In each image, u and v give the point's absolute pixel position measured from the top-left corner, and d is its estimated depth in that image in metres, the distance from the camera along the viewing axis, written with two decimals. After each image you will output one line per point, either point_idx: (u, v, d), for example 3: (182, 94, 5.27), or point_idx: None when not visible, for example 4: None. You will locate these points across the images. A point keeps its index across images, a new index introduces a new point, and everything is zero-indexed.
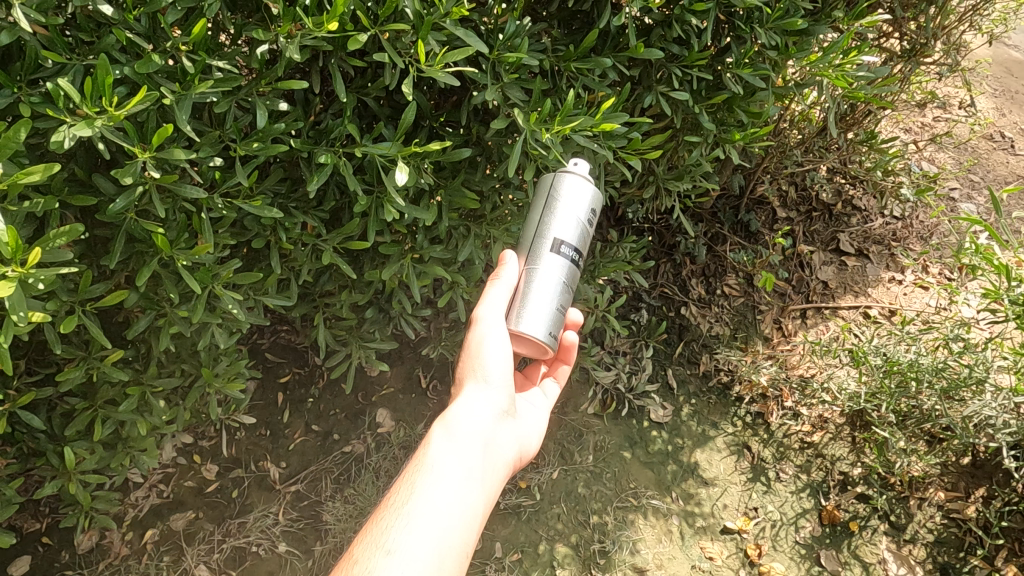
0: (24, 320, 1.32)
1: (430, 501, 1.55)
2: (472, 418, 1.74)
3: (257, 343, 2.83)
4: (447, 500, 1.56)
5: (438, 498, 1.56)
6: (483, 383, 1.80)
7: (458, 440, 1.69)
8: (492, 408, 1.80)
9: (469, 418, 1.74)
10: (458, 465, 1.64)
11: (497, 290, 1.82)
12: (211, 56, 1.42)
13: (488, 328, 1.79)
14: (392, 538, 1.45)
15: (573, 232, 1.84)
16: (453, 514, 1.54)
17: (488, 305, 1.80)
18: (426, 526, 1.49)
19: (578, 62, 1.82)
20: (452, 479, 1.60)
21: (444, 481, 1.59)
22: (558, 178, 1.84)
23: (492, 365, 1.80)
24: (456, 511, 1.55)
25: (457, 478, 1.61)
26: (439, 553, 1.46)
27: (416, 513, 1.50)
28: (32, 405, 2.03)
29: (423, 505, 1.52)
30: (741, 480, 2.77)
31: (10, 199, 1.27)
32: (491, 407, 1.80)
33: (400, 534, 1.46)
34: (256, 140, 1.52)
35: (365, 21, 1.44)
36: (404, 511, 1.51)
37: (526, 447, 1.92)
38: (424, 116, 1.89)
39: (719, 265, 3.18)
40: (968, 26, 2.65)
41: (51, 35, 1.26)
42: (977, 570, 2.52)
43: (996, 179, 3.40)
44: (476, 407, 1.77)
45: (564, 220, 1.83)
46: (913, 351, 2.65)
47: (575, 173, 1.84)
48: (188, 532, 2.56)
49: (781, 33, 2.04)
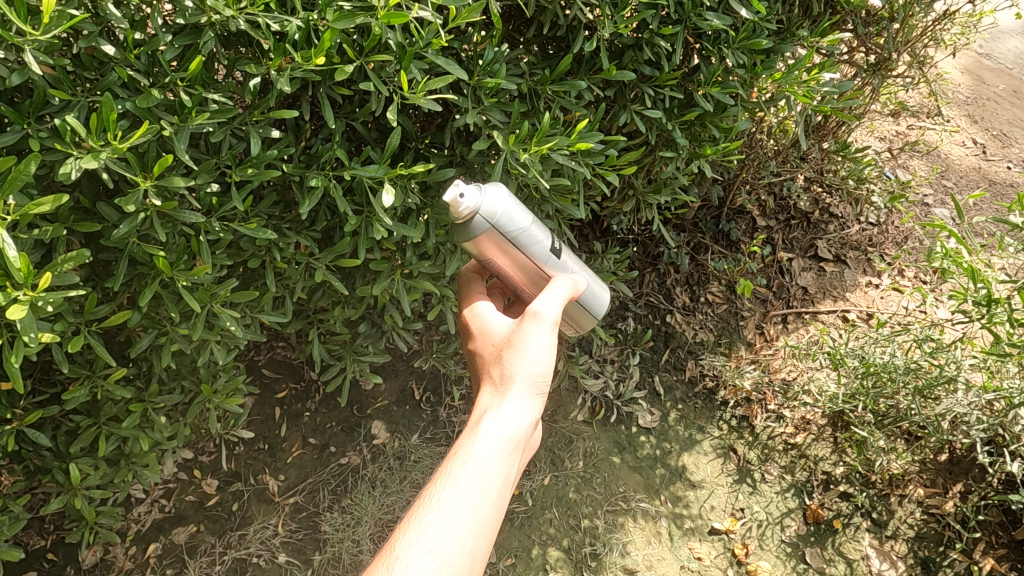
0: (35, 341, 1.41)
1: (469, 500, 1.50)
2: (520, 418, 1.67)
3: (255, 361, 2.92)
4: (484, 502, 1.52)
5: (477, 497, 1.51)
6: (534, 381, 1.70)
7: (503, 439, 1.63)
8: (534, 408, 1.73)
9: (518, 414, 1.67)
10: (499, 464, 1.59)
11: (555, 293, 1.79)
12: (207, 90, 1.51)
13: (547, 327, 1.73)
14: (428, 534, 1.43)
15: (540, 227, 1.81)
16: (488, 521, 1.51)
17: (546, 304, 1.75)
18: (464, 528, 1.46)
19: (553, 85, 1.93)
20: (492, 483, 1.55)
21: (484, 480, 1.55)
22: (502, 227, 1.70)
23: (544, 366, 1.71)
24: (488, 517, 1.52)
25: (496, 483, 1.56)
26: (471, 557, 1.44)
27: (456, 514, 1.47)
28: (38, 424, 2.11)
29: (462, 505, 1.48)
30: (727, 482, 2.85)
31: (21, 227, 1.36)
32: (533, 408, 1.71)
33: (437, 535, 1.43)
34: (250, 166, 1.61)
35: (350, 53, 1.54)
36: (443, 509, 1.47)
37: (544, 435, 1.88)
38: (410, 139, 1.99)
39: (702, 273, 3.28)
40: (930, 40, 2.78)
41: (58, 75, 1.36)
42: (956, 563, 2.60)
43: (968, 184, 3.52)
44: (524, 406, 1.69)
45: (534, 232, 1.77)
46: (888, 352, 2.74)
47: (494, 187, 1.70)
48: (190, 545, 2.63)
49: (747, 52, 2.15)
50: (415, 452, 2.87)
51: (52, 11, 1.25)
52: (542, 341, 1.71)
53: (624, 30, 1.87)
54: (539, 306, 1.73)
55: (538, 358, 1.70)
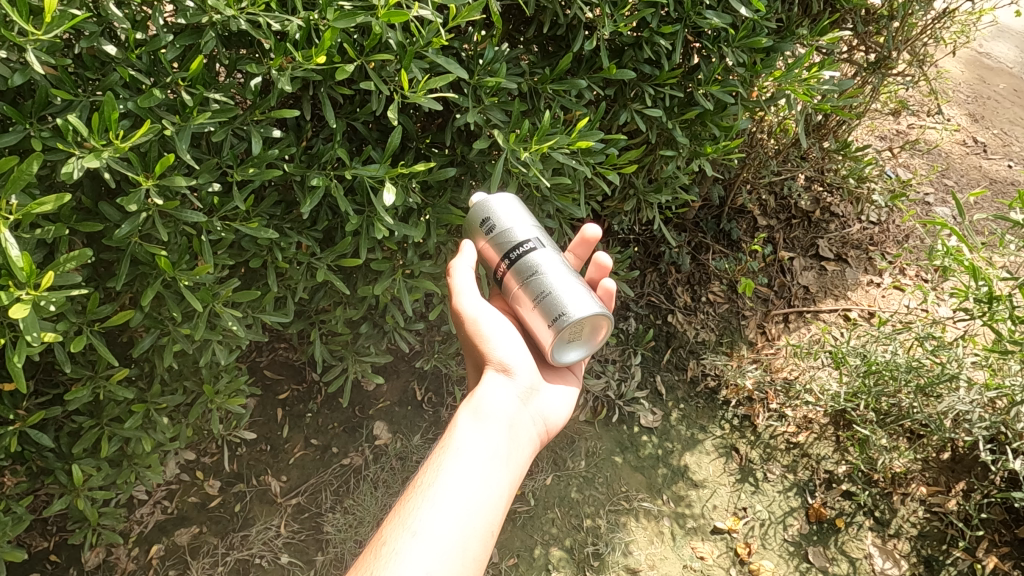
0: (38, 340, 1.42)
1: (454, 482, 1.58)
2: (496, 403, 1.78)
3: (257, 362, 2.93)
4: (470, 481, 1.60)
5: (462, 477, 1.60)
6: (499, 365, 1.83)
7: (483, 427, 1.73)
8: (512, 393, 1.83)
9: (493, 399, 1.79)
10: (480, 447, 1.68)
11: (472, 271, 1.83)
12: (209, 90, 1.52)
13: (471, 298, 1.83)
14: (417, 518, 1.50)
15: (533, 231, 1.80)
16: (477, 497, 1.58)
17: (460, 276, 1.83)
18: (453, 507, 1.53)
19: (554, 84, 1.94)
20: (475, 464, 1.64)
21: (468, 462, 1.64)
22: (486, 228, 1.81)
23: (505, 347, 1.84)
24: (479, 497, 1.58)
25: (482, 465, 1.64)
26: (464, 532, 1.50)
27: (441, 495, 1.54)
28: (40, 425, 2.12)
29: (446, 487, 1.56)
30: (729, 481, 2.85)
31: (24, 227, 1.37)
32: (509, 394, 1.82)
33: (426, 520, 1.50)
34: (252, 166, 1.61)
35: (351, 52, 1.55)
36: (431, 494, 1.55)
37: (552, 421, 1.92)
38: (410, 139, 1.99)
39: (703, 273, 3.28)
40: (930, 38, 2.79)
41: (59, 75, 1.36)
42: (959, 562, 2.60)
43: (968, 182, 3.51)
44: (497, 391, 1.81)
45: (522, 222, 1.79)
46: (890, 350, 2.74)
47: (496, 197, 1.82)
48: (192, 546, 2.63)
49: (747, 51, 2.16)
50: (417, 453, 2.87)
51: (54, 11, 1.25)
52: (493, 326, 1.85)
53: (624, 28, 1.87)
54: (454, 281, 1.83)
55: (497, 342, 1.84)
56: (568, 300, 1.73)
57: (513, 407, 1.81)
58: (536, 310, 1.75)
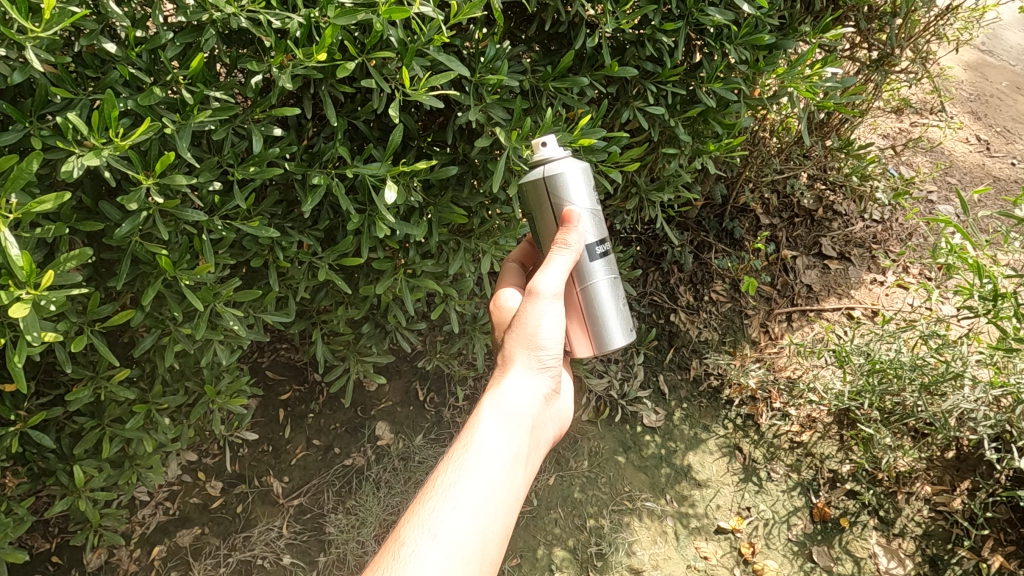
0: (38, 340, 1.41)
1: (477, 483, 1.51)
2: (522, 399, 1.71)
3: (258, 362, 2.93)
4: (492, 483, 1.52)
5: (484, 478, 1.52)
6: (534, 358, 1.75)
7: (507, 421, 1.65)
8: (536, 390, 1.76)
9: (518, 395, 1.71)
10: (503, 446, 1.60)
11: (562, 257, 1.72)
12: (209, 88, 1.51)
13: (546, 300, 1.71)
14: (436, 519, 1.42)
15: (594, 229, 1.78)
16: (498, 502, 1.51)
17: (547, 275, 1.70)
18: (473, 509, 1.46)
19: (556, 82, 1.93)
20: (499, 465, 1.56)
21: (491, 462, 1.56)
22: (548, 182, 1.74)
23: (546, 343, 1.74)
24: (499, 502, 1.51)
25: (504, 464, 1.57)
26: (483, 539, 1.44)
27: (462, 497, 1.47)
28: (42, 426, 2.11)
29: (469, 488, 1.49)
30: (733, 481, 2.84)
31: (24, 226, 1.36)
32: (534, 392, 1.75)
33: (445, 520, 1.42)
34: (253, 165, 1.61)
35: (352, 50, 1.54)
36: (451, 495, 1.47)
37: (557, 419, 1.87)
38: (412, 137, 1.99)
39: (706, 272, 3.27)
40: (933, 35, 2.78)
41: (59, 73, 1.36)
42: (965, 561, 2.58)
43: (972, 181, 3.50)
44: (523, 386, 1.73)
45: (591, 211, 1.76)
46: (894, 349, 2.73)
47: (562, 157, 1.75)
48: (194, 547, 2.63)
49: (749, 48, 2.15)
50: (420, 453, 2.87)
51: (53, 8, 1.24)
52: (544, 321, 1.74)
53: (626, 25, 1.87)
54: (539, 281, 1.70)
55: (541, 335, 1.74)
56: (612, 327, 1.84)
57: (536, 405, 1.74)
58: (582, 331, 1.85)
